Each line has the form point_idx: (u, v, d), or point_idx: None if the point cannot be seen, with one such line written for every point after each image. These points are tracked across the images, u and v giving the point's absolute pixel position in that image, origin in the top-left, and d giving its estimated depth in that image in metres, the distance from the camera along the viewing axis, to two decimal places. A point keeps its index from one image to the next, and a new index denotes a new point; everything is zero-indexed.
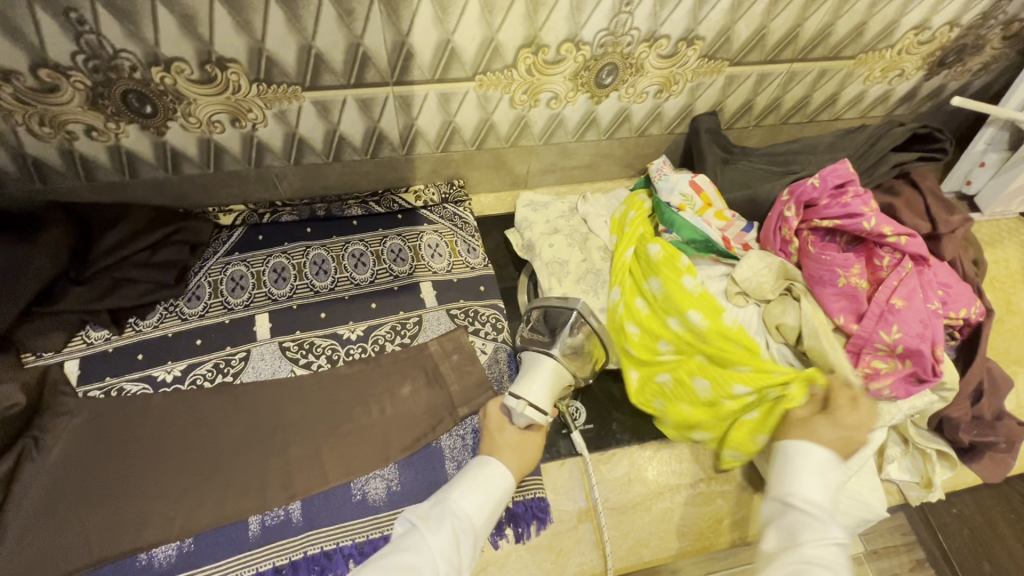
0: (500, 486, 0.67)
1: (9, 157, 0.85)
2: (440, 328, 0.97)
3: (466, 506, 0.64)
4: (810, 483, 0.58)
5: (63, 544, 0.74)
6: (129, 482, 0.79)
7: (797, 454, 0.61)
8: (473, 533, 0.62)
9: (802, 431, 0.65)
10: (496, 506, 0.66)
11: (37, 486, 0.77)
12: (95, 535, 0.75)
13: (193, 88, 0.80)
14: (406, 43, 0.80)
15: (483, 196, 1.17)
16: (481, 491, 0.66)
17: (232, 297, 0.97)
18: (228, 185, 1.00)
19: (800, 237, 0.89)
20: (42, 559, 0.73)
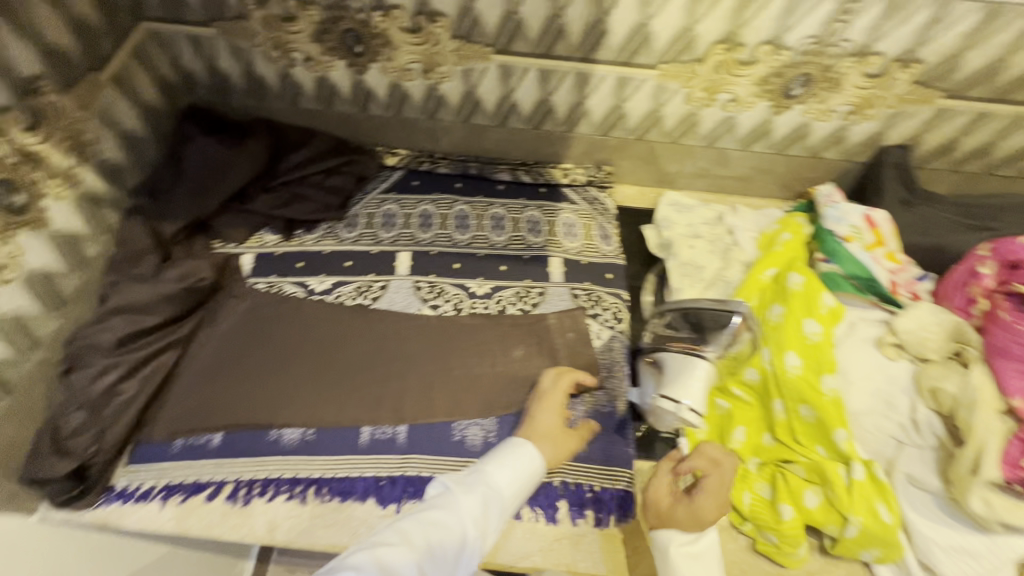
0: (531, 466, 0.70)
1: (240, 72, 0.98)
2: (561, 304, 0.99)
3: (502, 479, 0.66)
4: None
5: (215, 403, 0.87)
6: (273, 369, 0.90)
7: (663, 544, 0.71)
8: (504, 500, 0.65)
9: (688, 516, 0.71)
10: (528, 481, 0.68)
11: (205, 352, 0.91)
12: (240, 404, 0.87)
13: (402, 35, 0.87)
14: (604, 22, 0.81)
15: (626, 187, 1.16)
16: (508, 465, 0.68)
17: (382, 231, 1.06)
18: (400, 129, 1.08)
19: (991, 300, 0.78)
20: (200, 411, 0.86)
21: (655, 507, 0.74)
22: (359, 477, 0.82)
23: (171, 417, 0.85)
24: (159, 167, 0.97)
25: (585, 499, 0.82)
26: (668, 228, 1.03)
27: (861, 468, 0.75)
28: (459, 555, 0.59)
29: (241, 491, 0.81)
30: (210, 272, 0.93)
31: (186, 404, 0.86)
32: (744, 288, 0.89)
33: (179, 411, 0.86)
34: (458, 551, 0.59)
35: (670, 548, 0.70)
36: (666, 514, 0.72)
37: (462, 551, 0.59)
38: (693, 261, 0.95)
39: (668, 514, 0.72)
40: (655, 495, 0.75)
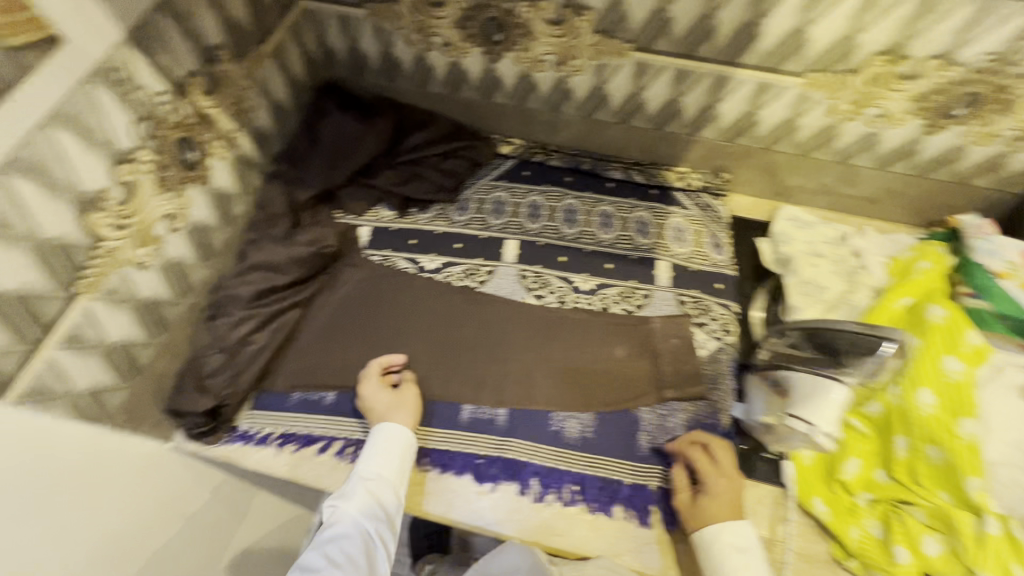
0: (398, 445, 0.78)
1: (379, 53, 1.02)
2: (666, 309, 0.97)
3: (364, 463, 0.76)
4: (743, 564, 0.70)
5: (330, 364, 0.92)
6: (384, 339, 0.95)
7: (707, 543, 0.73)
8: (394, 488, 0.75)
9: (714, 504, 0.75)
10: (404, 462, 0.78)
11: (323, 314, 0.97)
12: (352, 368, 0.92)
13: (544, 27, 0.88)
14: (758, 25, 0.79)
15: (739, 197, 1.12)
16: (375, 450, 0.77)
17: (492, 217, 1.08)
18: (519, 119, 1.09)
19: None
20: (316, 370, 0.92)
21: (687, 511, 0.77)
22: (459, 452, 0.85)
23: (291, 373, 0.91)
24: (296, 138, 1.03)
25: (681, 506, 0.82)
26: (787, 243, 0.99)
27: (996, 522, 0.69)
28: (374, 548, 0.69)
29: (349, 449, 0.86)
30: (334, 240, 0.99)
31: (304, 362, 0.92)
32: (871, 316, 0.84)
33: (297, 367, 0.92)
34: (369, 547, 0.69)
35: (717, 537, 0.72)
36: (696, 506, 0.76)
37: (373, 546, 0.69)
38: (815, 280, 0.91)
39: (698, 513, 0.76)
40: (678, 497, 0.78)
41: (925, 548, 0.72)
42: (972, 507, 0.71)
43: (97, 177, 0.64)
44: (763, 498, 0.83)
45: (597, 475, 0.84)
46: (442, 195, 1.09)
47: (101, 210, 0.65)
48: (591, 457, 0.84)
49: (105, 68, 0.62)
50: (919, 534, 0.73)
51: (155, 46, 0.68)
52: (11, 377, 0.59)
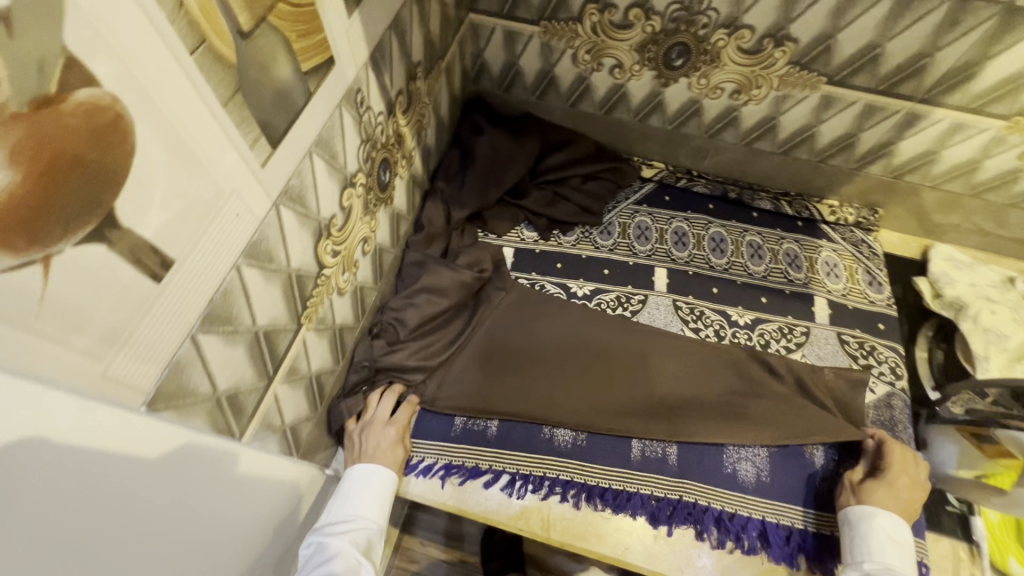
0: (388, 487, 0.78)
1: (539, 70, 0.99)
2: (829, 349, 0.95)
3: (352, 508, 0.74)
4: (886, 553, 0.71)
5: (486, 391, 0.89)
6: (539, 369, 0.91)
7: (856, 515, 0.75)
8: (379, 531, 0.74)
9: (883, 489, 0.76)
10: (387, 504, 0.76)
11: (476, 336, 0.93)
12: (508, 396, 0.88)
13: (735, 55, 0.84)
14: (978, 66, 0.76)
15: (885, 232, 1.10)
16: (367, 488, 0.76)
17: (638, 243, 1.05)
18: (669, 143, 1.06)
19: None
20: (471, 395, 0.88)
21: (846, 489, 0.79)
22: (633, 491, 0.83)
23: (443, 399, 0.88)
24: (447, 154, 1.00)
25: None
26: (952, 284, 0.96)
27: None
28: None
29: (517, 484, 0.84)
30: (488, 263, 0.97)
31: (458, 389, 0.89)
32: None
33: (451, 393, 0.89)
34: None
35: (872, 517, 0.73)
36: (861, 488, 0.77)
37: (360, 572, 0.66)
38: (994, 326, 0.89)
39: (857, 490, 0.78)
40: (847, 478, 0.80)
41: None
42: None
43: (330, 204, 0.60)
44: (953, 554, 0.80)
45: (779, 522, 0.81)
46: (586, 218, 1.06)
47: (327, 237, 0.62)
48: (771, 503, 0.82)
49: (351, 90, 0.58)
50: None
51: (382, 65, 0.65)
52: (251, 415, 0.56)
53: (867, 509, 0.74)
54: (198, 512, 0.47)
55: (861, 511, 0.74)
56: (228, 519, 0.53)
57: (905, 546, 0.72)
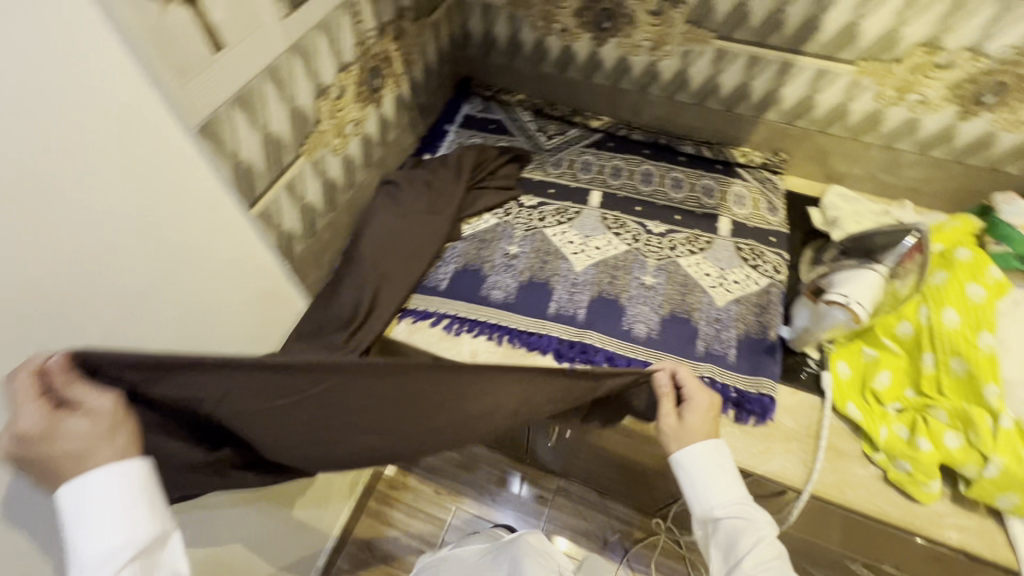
0: (139, 486, 0.52)
1: (509, 36, 1.30)
2: (726, 253, 1.15)
3: (96, 549, 0.49)
4: (720, 493, 0.79)
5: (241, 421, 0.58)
6: (295, 438, 0.60)
7: (690, 466, 0.81)
8: (162, 539, 0.53)
9: (691, 435, 0.82)
10: (154, 501, 0.53)
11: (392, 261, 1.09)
12: (338, 393, 0.61)
13: (646, 17, 1.12)
14: (819, 18, 1.01)
15: (794, 178, 1.31)
16: (98, 510, 0.50)
17: (581, 173, 1.31)
18: (611, 98, 1.33)
19: None
20: (254, 395, 0.58)
21: (675, 430, 0.84)
22: (545, 334, 1.04)
23: (169, 393, 0.54)
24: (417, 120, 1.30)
25: (728, 399, 0.96)
26: (836, 209, 1.16)
27: (1010, 419, 0.81)
28: None
29: (454, 325, 1.07)
30: (469, 167, 1.25)
31: (230, 399, 0.57)
32: None
33: (198, 384, 0.55)
34: None
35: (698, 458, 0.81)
36: (683, 434, 0.83)
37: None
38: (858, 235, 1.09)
39: (680, 436, 0.83)
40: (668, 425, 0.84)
41: (954, 444, 0.84)
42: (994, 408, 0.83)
43: (328, 75, 0.90)
44: (804, 403, 0.97)
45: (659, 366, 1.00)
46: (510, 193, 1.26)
47: (324, 100, 0.92)
48: (654, 351, 1.01)
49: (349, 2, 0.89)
50: (954, 437, 0.84)
51: None
52: (259, 198, 0.84)
53: (698, 454, 0.81)
54: (179, 217, 0.68)
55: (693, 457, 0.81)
56: (194, 250, 0.72)
57: (727, 468, 0.81)
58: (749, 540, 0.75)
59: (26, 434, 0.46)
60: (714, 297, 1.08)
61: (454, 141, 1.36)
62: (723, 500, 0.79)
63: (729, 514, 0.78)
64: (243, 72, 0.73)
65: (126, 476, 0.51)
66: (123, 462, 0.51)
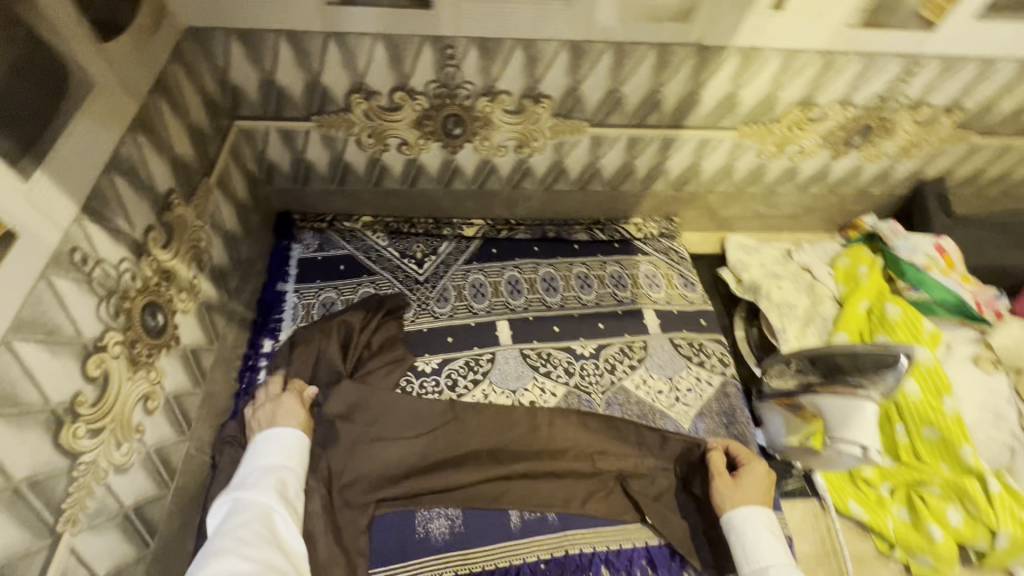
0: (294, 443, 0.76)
1: (330, 161, 0.97)
2: (666, 355, 1.01)
3: (259, 461, 0.73)
4: (776, 553, 0.74)
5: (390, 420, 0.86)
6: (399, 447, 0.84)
7: (742, 525, 0.77)
8: (297, 474, 0.74)
9: (743, 485, 0.81)
10: (304, 452, 0.76)
11: None
12: (457, 424, 0.86)
13: (504, 117, 0.90)
14: (697, 93, 0.88)
15: (688, 235, 1.23)
16: (274, 438, 0.75)
17: (475, 302, 1.04)
18: (479, 201, 1.10)
19: None
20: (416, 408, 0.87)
21: (725, 488, 0.82)
22: (521, 563, 0.79)
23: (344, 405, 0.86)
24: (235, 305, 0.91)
25: None
26: (747, 270, 1.10)
27: (995, 480, 0.82)
28: (278, 524, 0.67)
29: None
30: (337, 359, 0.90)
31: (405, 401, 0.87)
32: (844, 323, 0.95)
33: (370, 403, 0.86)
34: (272, 533, 0.66)
35: (753, 514, 0.78)
36: (735, 487, 0.81)
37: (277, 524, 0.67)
38: (784, 300, 1.02)
39: (728, 490, 0.81)
40: (718, 477, 0.83)
41: (963, 521, 0.82)
42: (980, 473, 0.83)
43: (67, 383, 0.52)
44: (807, 513, 0.88)
45: (661, 542, 0.83)
46: (402, 363, 0.94)
47: (75, 421, 0.53)
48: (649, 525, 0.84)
49: (59, 257, 0.51)
50: (959, 512, 0.82)
51: (111, 211, 0.58)
52: None
53: (752, 511, 0.78)
54: None
55: (748, 515, 0.78)
56: None
57: (781, 538, 0.77)
58: None
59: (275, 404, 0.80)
60: (678, 419, 0.94)
61: (296, 307, 0.99)
62: (776, 561, 0.74)
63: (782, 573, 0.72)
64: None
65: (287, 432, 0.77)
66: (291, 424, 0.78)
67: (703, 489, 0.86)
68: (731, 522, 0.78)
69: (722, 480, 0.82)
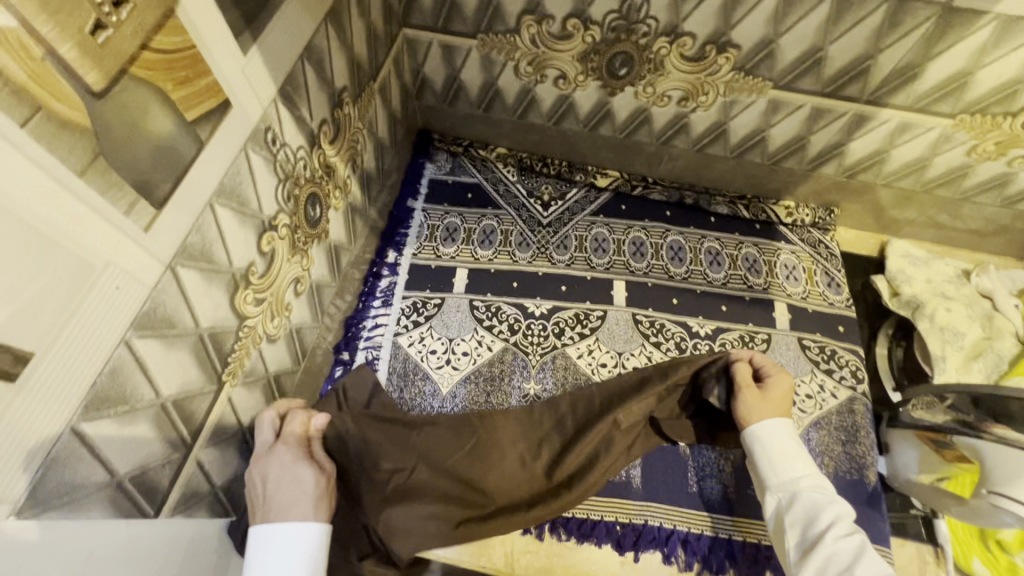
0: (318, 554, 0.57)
1: (483, 84, 0.95)
2: (791, 354, 0.93)
3: None
4: (801, 464, 0.67)
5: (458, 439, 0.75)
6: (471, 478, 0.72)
7: (767, 437, 0.69)
8: None
9: (770, 403, 0.72)
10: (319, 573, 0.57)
11: None
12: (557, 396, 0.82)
13: (679, 63, 0.82)
14: (919, 66, 0.75)
15: (842, 230, 1.09)
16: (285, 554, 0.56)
17: (595, 256, 1.01)
18: (621, 152, 1.04)
19: None
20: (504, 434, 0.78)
21: (753, 404, 0.72)
22: (598, 520, 0.79)
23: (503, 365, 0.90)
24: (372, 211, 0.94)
25: None
26: (909, 283, 0.96)
27: None
28: None
29: None
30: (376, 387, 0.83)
31: (497, 427, 0.78)
32: (1022, 367, 0.83)
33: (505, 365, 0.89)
34: None
35: (777, 426, 0.70)
36: (761, 401, 0.72)
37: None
38: (951, 325, 0.89)
39: (756, 407, 0.71)
40: (742, 388, 0.73)
41: None
42: None
43: (245, 252, 0.56)
44: (916, 556, 0.80)
45: (745, 541, 0.79)
46: (513, 302, 0.95)
47: (246, 288, 0.57)
48: (736, 520, 0.80)
49: (258, 132, 0.54)
50: None
51: (299, 98, 0.60)
52: (169, 489, 0.52)
53: (777, 425, 0.70)
54: None
55: (774, 427, 0.70)
56: None
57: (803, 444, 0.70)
58: (829, 522, 0.62)
59: (283, 457, 0.61)
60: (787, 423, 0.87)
61: (422, 226, 1.02)
62: (804, 471, 0.67)
63: (810, 489, 0.66)
64: (57, 405, 0.37)
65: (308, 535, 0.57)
66: (315, 522, 0.58)
67: (724, 402, 0.76)
68: (756, 435, 0.70)
69: (748, 394, 0.72)
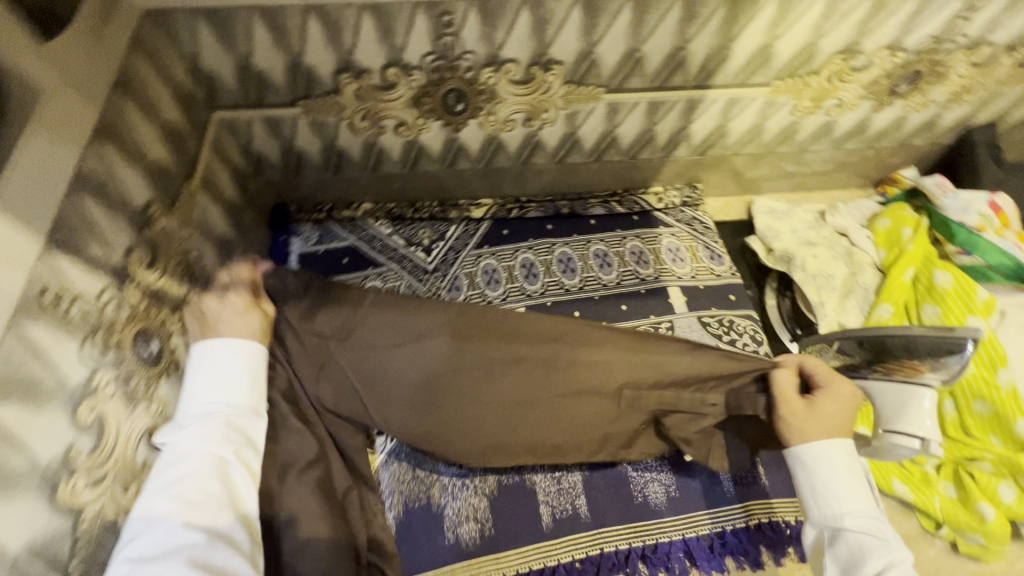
0: (258, 368, 0.60)
1: (322, 147, 0.89)
2: (695, 335, 0.95)
3: (201, 402, 0.57)
4: (853, 500, 0.61)
5: (408, 427, 0.66)
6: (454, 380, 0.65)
7: (815, 464, 0.62)
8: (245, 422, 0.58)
9: (817, 415, 0.63)
10: (259, 383, 0.59)
11: None
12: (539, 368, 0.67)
13: (511, 89, 0.81)
14: (727, 47, 0.79)
15: (710, 200, 1.14)
16: (221, 372, 0.58)
17: (489, 290, 0.97)
18: (487, 179, 1.01)
19: None
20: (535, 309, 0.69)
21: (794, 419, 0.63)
22: (555, 565, 0.76)
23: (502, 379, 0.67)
24: None
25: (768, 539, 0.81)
26: (778, 238, 1.02)
27: None
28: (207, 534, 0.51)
29: None
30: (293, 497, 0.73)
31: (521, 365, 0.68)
32: (886, 294, 0.90)
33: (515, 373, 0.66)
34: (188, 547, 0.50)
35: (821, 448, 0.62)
36: (806, 417, 0.63)
37: (229, 474, 0.55)
38: (821, 271, 0.96)
39: (800, 422, 0.63)
40: (785, 400, 0.64)
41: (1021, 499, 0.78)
42: None
43: (56, 438, 0.47)
44: None
45: (698, 535, 0.80)
46: None
47: (70, 476, 0.48)
48: (686, 517, 0.81)
49: (29, 300, 0.45)
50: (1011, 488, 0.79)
51: (83, 238, 0.52)
52: None
53: (825, 447, 0.62)
54: None
55: (823, 454, 0.62)
56: None
57: (859, 473, 0.62)
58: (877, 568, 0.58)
59: (233, 303, 0.63)
60: None
61: None
62: (853, 510, 0.61)
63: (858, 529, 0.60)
64: None
65: (244, 352, 0.59)
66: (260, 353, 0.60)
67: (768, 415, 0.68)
68: (800, 462, 0.63)
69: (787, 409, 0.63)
